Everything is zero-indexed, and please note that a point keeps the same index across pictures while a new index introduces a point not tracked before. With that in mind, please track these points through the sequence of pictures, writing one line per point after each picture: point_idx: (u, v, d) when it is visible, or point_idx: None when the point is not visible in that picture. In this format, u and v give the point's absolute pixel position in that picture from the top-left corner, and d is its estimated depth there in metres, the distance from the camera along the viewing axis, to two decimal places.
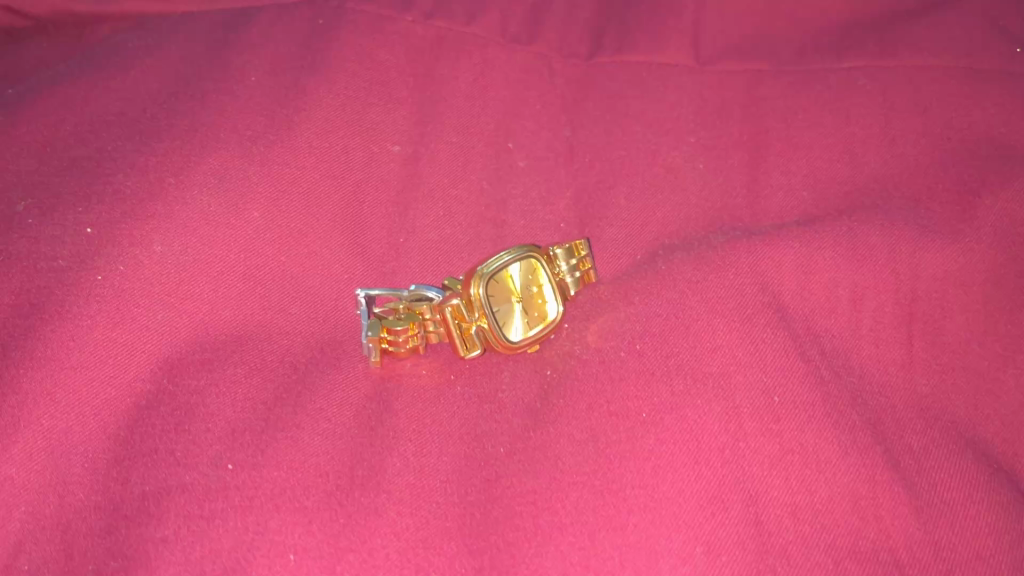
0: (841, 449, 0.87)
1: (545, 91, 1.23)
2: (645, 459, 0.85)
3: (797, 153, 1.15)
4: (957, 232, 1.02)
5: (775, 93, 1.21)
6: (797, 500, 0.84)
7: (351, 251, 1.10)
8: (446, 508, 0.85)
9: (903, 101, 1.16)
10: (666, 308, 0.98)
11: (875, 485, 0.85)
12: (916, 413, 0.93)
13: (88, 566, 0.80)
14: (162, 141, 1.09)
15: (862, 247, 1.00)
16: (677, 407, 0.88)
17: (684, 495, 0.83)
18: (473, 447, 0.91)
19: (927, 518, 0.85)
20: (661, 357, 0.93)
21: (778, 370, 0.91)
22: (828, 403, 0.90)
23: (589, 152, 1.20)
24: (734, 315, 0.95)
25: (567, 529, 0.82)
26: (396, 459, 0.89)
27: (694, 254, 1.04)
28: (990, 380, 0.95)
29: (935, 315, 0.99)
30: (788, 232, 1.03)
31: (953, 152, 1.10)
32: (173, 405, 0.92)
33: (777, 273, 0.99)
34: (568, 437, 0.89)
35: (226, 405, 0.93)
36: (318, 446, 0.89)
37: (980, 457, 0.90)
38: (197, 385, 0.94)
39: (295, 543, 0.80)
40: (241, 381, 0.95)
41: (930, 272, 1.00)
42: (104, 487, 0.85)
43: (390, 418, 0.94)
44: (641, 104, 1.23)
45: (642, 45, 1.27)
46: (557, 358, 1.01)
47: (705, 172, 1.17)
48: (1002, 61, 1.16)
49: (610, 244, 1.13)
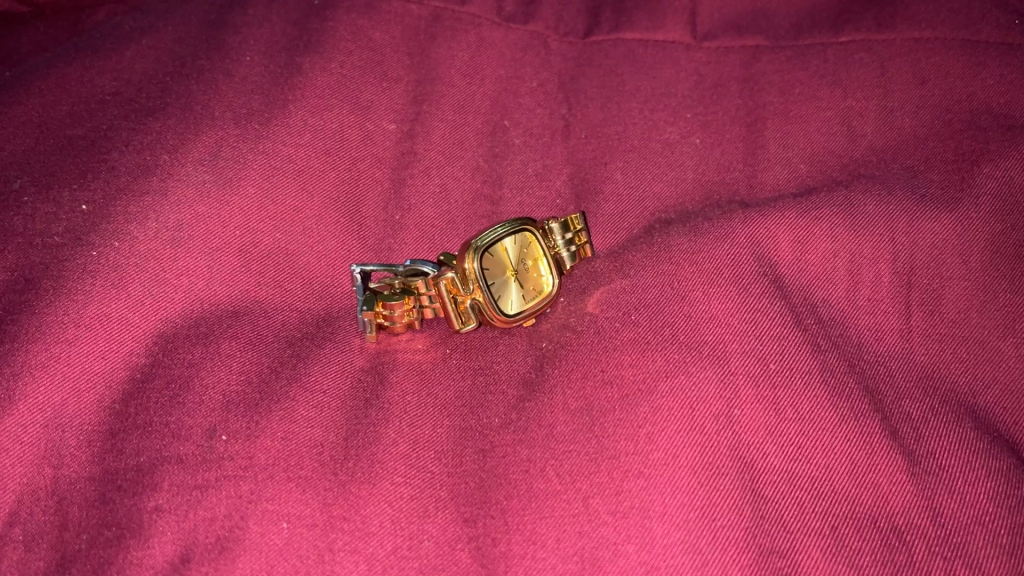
0: (837, 416, 0.87)
1: (542, 68, 1.22)
2: (639, 427, 0.86)
3: (794, 128, 1.16)
4: (956, 201, 1.01)
5: (773, 68, 1.21)
6: (791, 467, 0.85)
7: (347, 229, 1.10)
8: (441, 477, 0.88)
9: (900, 75, 1.16)
10: (662, 279, 0.98)
11: (871, 451, 0.85)
12: (914, 382, 0.92)
13: (82, 537, 0.86)
14: (157, 119, 1.09)
15: (860, 218, 1.00)
16: (672, 374, 0.89)
17: (677, 462, 0.84)
18: (469, 419, 0.93)
19: (925, 484, 0.84)
20: (658, 326, 0.93)
21: (774, 338, 0.91)
22: (825, 372, 0.90)
23: (586, 128, 1.19)
24: (731, 285, 0.95)
25: (561, 497, 0.85)
26: (392, 431, 0.92)
27: (690, 226, 1.04)
28: (990, 349, 0.95)
29: (934, 285, 0.98)
30: (785, 203, 1.02)
31: (951, 124, 1.10)
32: (168, 378, 0.95)
33: (773, 244, 0.99)
34: (562, 406, 0.91)
35: (220, 379, 0.95)
36: (317, 419, 0.92)
37: (980, 425, 0.89)
38: (192, 358, 0.96)
39: (301, 513, 0.85)
40: (236, 355, 0.97)
41: (928, 242, 0.99)
42: (102, 459, 0.90)
43: (386, 391, 0.97)
44: (638, 80, 1.22)
45: (638, 22, 1.26)
46: (554, 331, 1.02)
47: (703, 147, 1.16)
48: (1001, 32, 1.15)
49: (606, 220, 1.14)
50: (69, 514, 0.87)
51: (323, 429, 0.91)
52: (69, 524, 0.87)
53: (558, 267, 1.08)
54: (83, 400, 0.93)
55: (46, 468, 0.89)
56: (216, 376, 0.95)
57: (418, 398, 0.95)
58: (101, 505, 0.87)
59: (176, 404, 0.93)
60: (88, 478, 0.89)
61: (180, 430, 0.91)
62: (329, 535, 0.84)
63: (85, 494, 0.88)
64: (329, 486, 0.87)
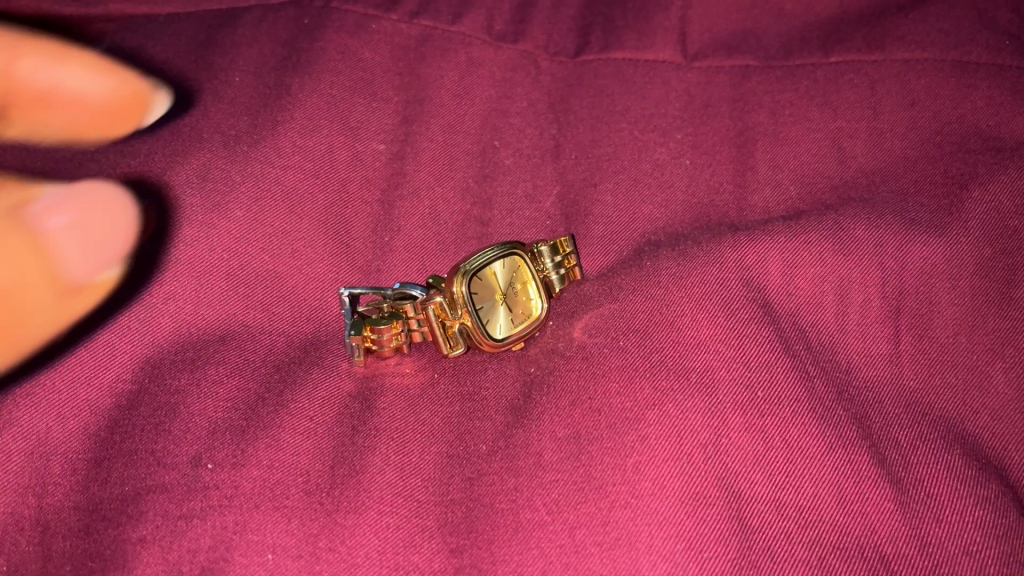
0: (826, 444, 0.87)
1: (532, 88, 1.22)
2: (627, 456, 0.86)
3: (784, 149, 1.16)
4: (944, 225, 1.01)
5: (763, 88, 1.20)
6: (781, 496, 0.84)
7: (335, 251, 1.10)
8: (427, 507, 0.88)
9: (890, 97, 1.15)
10: (650, 303, 0.98)
11: (859, 480, 0.85)
12: (903, 408, 0.93)
13: (65, 567, 0.86)
14: (145, 142, 1.11)
15: (848, 242, 0.99)
16: (660, 403, 0.88)
17: (664, 492, 0.84)
18: (456, 446, 0.93)
19: (912, 513, 0.84)
20: (646, 353, 0.93)
21: (762, 365, 0.91)
22: (812, 400, 0.89)
23: (575, 150, 1.19)
24: (720, 311, 0.95)
25: (548, 528, 0.84)
26: (377, 458, 0.91)
27: (679, 249, 1.04)
28: (978, 375, 0.94)
29: (923, 309, 0.98)
30: (774, 226, 1.02)
31: (941, 146, 1.10)
32: (154, 405, 0.95)
33: (762, 267, 0.99)
34: (550, 435, 0.90)
35: (206, 405, 0.95)
36: (303, 447, 0.92)
37: (969, 453, 0.89)
38: (178, 384, 0.96)
39: (286, 543, 0.85)
40: (222, 381, 0.97)
41: (917, 266, 0.99)
42: (86, 486, 0.90)
43: (374, 417, 0.96)
44: (628, 100, 1.22)
45: (629, 42, 1.25)
46: (542, 355, 1.02)
47: (692, 168, 1.16)
48: (991, 53, 1.15)
49: (597, 242, 1.14)
50: (53, 544, 0.88)
51: (309, 457, 0.91)
52: (53, 555, 0.87)
53: (545, 290, 1.07)
54: (69, 426, 0.93)
55: (30, 496, 0.90)
56: (202, 403, 0.95)
57: (406, 424, 0.95)
58: (85, 534, 0.87)
59: (160, 431, 0.93)
60: (74, 507, 0.89)
61: (164, 458, 0.90)
62: (313, 567, 0.84)
63: (69, 523, 0.88)
64: (315, 516, 0.86)
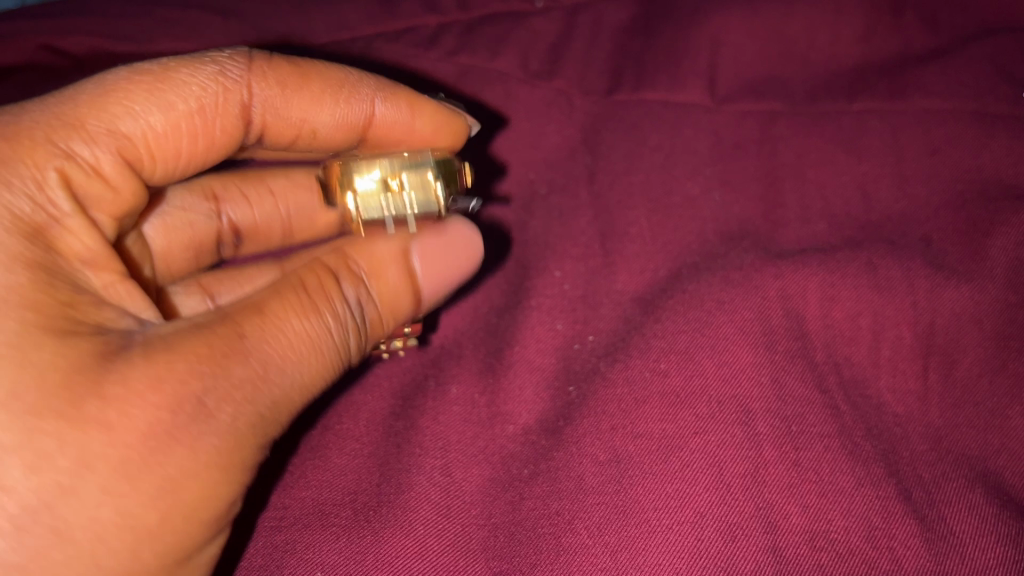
0: (855, 480, 0.91)
1: (565, 124, 1.30)
2: (668, 484, 0.91)
3: (811, 188, 1.20)
4: (970, 273, 1.05)
5: (789, 132, 1.24)
6: (814, 528, 0.88)
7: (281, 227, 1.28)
8: (472, 530, 0.94)
9: (914, 143, 1.18)
10: (691, 324, 1.04)
11: (887, 515, 0.89)
12: (928, 445, 0.97)
13: None
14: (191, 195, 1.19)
15: (884, 281, 1.05)
16: (703, 430, 0.94)
17: (704, 520, 0.88)
18: (498, 470, 1.00)
19: (937, 550, 0.87)
20: (688, 375, 0.99)
21: (800, 400, 0.97)
22: (843, 437, 0.95)
23: (608, 174, 1.26)
24: (760, 339, 1.01)
25: (589, 551, 0.88)
26: (421, 478, 0.99)
27: (719, 275, 1.10)
28: (998, 417, 0.96)
29: (949, 351, 1.01)
30: (809, 257, 1.09)
31: (962, 194, 1.13)
32: (283, 495, 0.98)
33: (802, 300, 1.05)
34: (591, 458, 0.95)
35: (324, 486, 0.99)
36: (350, 466, 1.01)
37: (991, 491, 0.92)
38: (304, 477, 1.00)
39: (334, 561, 0.91)
40: (335, 453, 1.03)
41: (947, 308, 1.03)
42: None
43: (416, 436, 1.04)
44: (660, 136, 1.27)
45: (660, 83, 1.29)
46: (583, 373, 1.08)
47: (721, 204, 1.21)
48: (1009, 104, 1.17)
49: (635, 259, 1.18)
50: None
51: (356, 476, 1.00)
52: None
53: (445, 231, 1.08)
54: None
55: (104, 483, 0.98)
56: (315, 481, 1.00)
57: (448, 438, 1.03)
58: None
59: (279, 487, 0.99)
60: None
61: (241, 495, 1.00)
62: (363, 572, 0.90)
63: None
64: (362, 534, 0.93)
